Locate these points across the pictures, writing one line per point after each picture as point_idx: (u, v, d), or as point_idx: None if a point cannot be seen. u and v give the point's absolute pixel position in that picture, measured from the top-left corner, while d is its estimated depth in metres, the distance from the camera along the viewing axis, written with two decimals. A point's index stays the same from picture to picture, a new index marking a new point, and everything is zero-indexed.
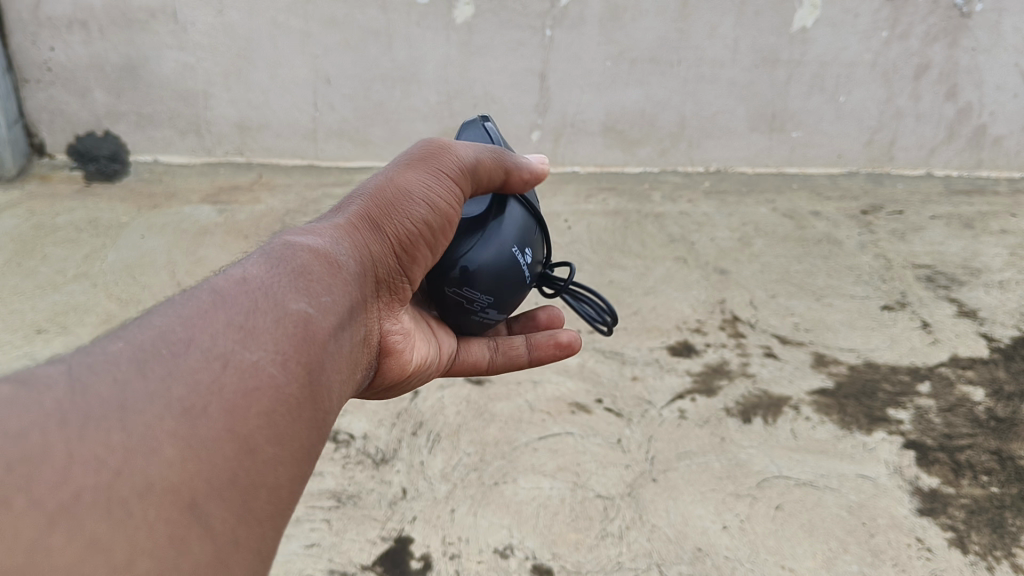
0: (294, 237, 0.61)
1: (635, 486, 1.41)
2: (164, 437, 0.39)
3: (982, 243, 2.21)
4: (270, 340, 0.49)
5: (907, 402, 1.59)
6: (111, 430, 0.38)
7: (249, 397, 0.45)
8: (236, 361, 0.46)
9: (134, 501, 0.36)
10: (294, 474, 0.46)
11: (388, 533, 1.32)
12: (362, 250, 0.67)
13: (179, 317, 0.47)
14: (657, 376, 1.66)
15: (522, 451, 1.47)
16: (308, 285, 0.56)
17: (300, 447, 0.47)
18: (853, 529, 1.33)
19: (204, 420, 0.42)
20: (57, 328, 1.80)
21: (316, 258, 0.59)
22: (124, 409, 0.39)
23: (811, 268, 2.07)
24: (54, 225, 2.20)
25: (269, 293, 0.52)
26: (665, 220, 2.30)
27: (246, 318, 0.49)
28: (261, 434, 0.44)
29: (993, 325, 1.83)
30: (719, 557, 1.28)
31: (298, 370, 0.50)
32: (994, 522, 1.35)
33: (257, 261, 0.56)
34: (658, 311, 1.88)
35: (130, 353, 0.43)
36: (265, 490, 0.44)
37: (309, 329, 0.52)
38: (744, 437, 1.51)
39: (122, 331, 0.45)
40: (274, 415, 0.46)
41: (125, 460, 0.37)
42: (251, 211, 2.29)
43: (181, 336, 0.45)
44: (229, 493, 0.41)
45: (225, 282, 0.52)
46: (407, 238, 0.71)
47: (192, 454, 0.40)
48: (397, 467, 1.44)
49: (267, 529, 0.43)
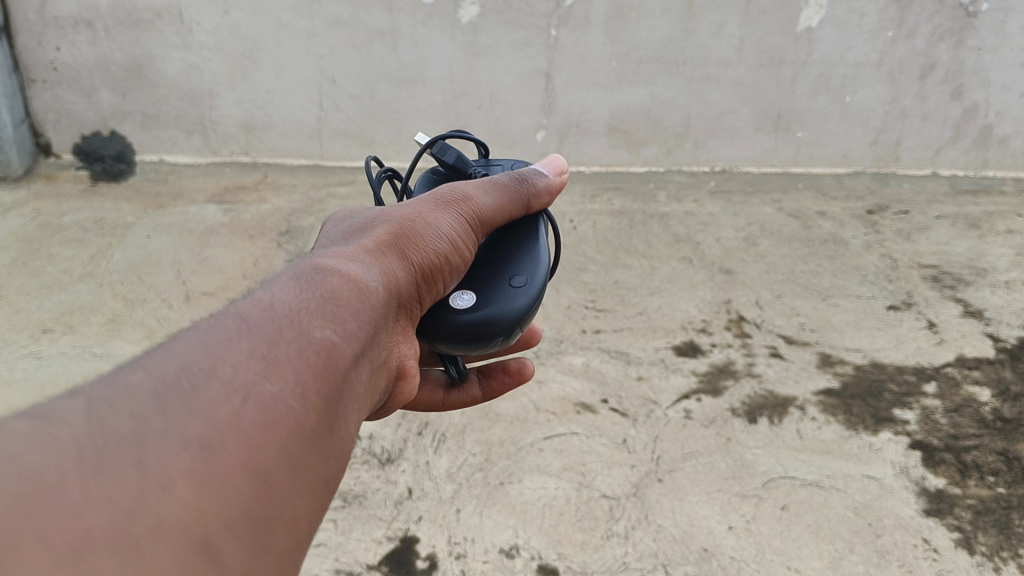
0: (329, 267, 0.58)
1: (641, 486, 1.41)
2: (178, 475, 0.39)
3: (987, 244, 2.20)
4: (292, 371, 0.47)
5: (913, 402, 1.59)
6: (127, 470, 0.38)
7: (270, 431, 0.44)
8: (257, 394, 0.44)
9: (146, 541, 0.36)
10: (309, 507, 0.46)
11: (394, 533, 1.32)
12: (393, 274, 0.63)
13: (202, 346, 0.46)
14: (663, 376, 1.66)
15: (527, 451, 1.47)
16: (334, 313, 0.54)
17: (317, 480, 0.47)
18: (858, 528, 1.33)
19: (222, 457, 0.41)
20: (62, 327, 1.80)
21: (344, 288, 0.56)
22: (141, 443, 0.39)
23: (816, 268, 2.07)
24: (60, 225, 2.21)
25: (294, 321, 0.50)
26: (670, 220, 2.30)
27: (268, 347, 0.47)
28: (278, 468, 0.43)
29: (999, 325, 1.83)
30: (725, 557, 1.28)
31: (321, 402, 0.48)
32: (1000, 522, 1.35)
33: (284, 286, 0.54)
34: (663, 311, 1.88)
35: (150, 384, 0.42)
36: (280, 523, 0.43)
37: (331, 360, 0.51)
38: (749, 437, 1.51)
39: (144, 360, 0.45)
40: (293, 450, 0.45)
41: (138, 498, 0.37)
42: (256, 211, 2.29)
43: (203, 365, 0.44)
44: (244, 529, 0.40)
45: (250, 307, 0.50)
46: (431, 266, 0.68)
47: (206, 489, 0.39)
48: (402, 467, 1.44)
49: (281, 565, 0.42)
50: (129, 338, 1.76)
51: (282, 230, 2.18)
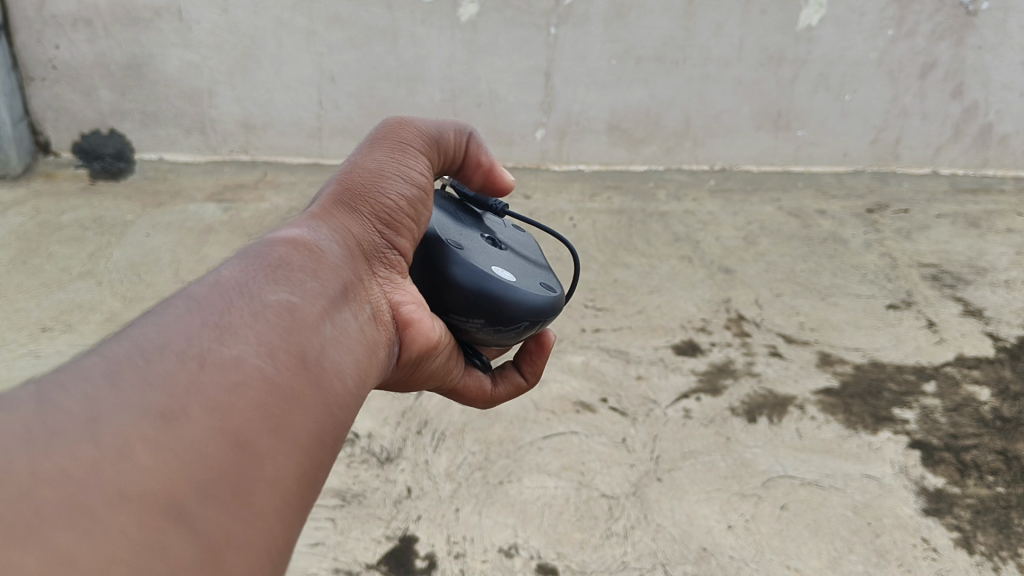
0: (267, 234, 0.58)
1: (640, 485, 1.41)
2: (137, 446, 0.36)
3: (987, 243, 2.20)
4: (252, 333, 0.46)
5: (913, 402, 1.59)
6: (78, 443, 0.35)
7: (235, 392, 0.42)
8: (215, 358, 0.43)
9: (102, 511, 0.33)
10: (297, 467, 0.44)
11: (393, 532, 1.32)
12: (346, 235, 0.63)
13: (154, 323, 0.44)
14: (662, 375, 1.66)
15: (526, 450, 1.47)
16: (288, 275, 0.53)
17: (305, 438, 0.45)
18: (858, 527, 1.33)
19: (183, 422, 0.39)
20: (61, 326, 1.80)
21: (288, 245, 0.56)
22: (94, 419, 0.36)
23: (816, 267, 2.06)
24: (58, 223, 2.20)
25: (245, 287, 0.49)
26: (670, 219, 2.30)
27: (223, 314, 0.46)
28: (252, 429, 0.42)
29: (999, 325, 1.83)
30: (724, 556, 1.28)
31: (288, 359, 0.47)
32: (1000, 522, 1.34)
33: (233, 261, 0.53)
34: (662, 310, 1.87)
35: (102, 362, 0.40)
36: (262, 484, 0.41)
37: (295, 317, 0.50)
38: (748, 436, 1.51)
39: (98, 345, 0.42)
40: (265, 409, 0.43)
41: (93, 472, 0.34)
42: (256, 209, 2.29)
43: (156, 340, 0.42)
44: (218, 493, 0.39)
45: (198, 284, 0.49)
46: (391, 220, 0.68)
47: (169, 458, 0.37)
48: (401, 466, 1.44)
49: (269, 526, 0.41)
50: None
51: None
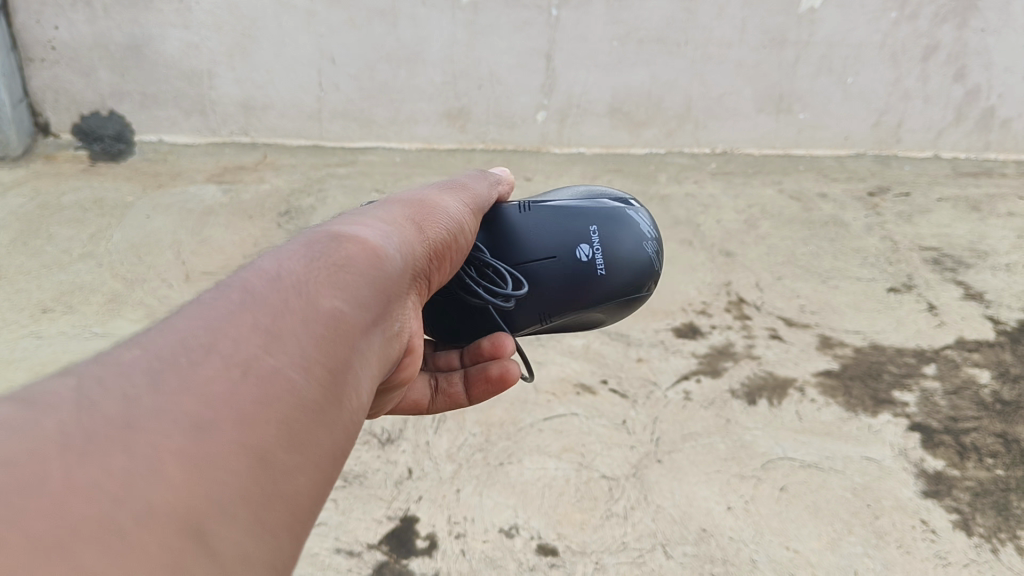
0: (327, 229, 0.58)
1: (640, 467, 1.41)
2: (170, 457, 0.37)
3: (989, 227, 2.20)
4: (295, 345, 0.46)
5: (913, 384, 1.60)
6: (115, 454, 0.36)
7: (268, 407, 0.42)
8: (256, 369, 0.43)
9: (134, 527, 0.34)
10: (312, 480, 0.44)
11: (394, 512, 1.32)
12: (403, 242, 0.62)
13: (199, 321, 0.45)
14: (662, 358, 1.66)
15: (527, 432, 1.47)
16: (342, 281, 0.52)
17: (325, 452, 0.45)
18: (857, 508, 1.34)
19: (217, 434, 0.39)
20: (63, 307, 1.80)
21: (353, 245, 0.56)
22: (130, 426, 0.37)
23: (816, 250, 2.06)
24: (59, 204, 2.20)
25: (297, 292, 0.49)
26: (671, 202, 2.29)
27: (270, 321, 0.46)
28: (278, 444, 0.42)
29: (999, 308, 1.83)
30: (723, 537, 1.29)
31: (322, 375, 0.47)
32: (999, 504, 1.35)
33: (288, 256, 0.52)
34: (663, 293, 1.88)
35: (145, 363, 0.41)
36: (282, 500, 0.41)
37: (339, 331, 0.49)
38: (748, 419, 1.51)
39: (141, 337, 0.44)
40: (294, 424, 0.43)
41: (126, 484, 0.35)
42: (256, 190, 2.29)
43: (200, 342, 0.43)
44: (242, 507, 0.39)
45: (253, 279, 0.49)
46: (434, 243, 0.67)
47: (200, 472, 0.37)
48: (402, 448, 1.44)
49: (284, 542, 0.40)
50: (129, 318, 1.76)
51: (282, 210, 2.18)
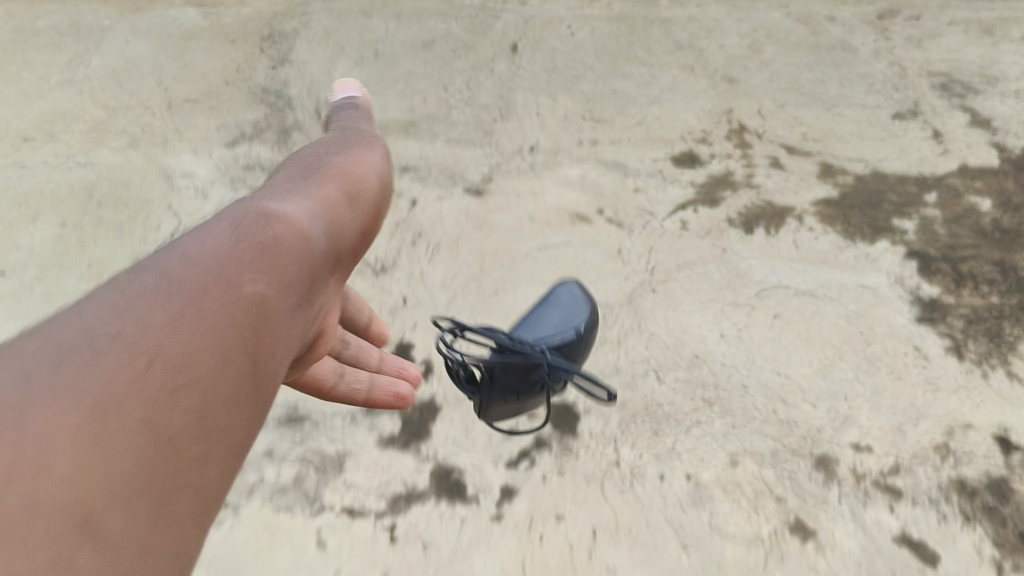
0: (257, 208, 0.82)
1: (634, 295, 1.44)
2: (75, 438, 0.54)
3: (1001, 51, 2.11)
4: (192, 338, 0.65)
5: (913, 212, 1.57)
6: (24, 439, 0.53)
7: (168, 393, 0.61)
8: (160, 359, 0.62)
9: (48, 496, 0.52)
10: (211, 466, 0.62)
11: (389, 341, 1.39)
12: (306, 235, 0.83)
13: (108, 313, 0.64)
14: (661, 187, 1.63)
15: (523, 261, 1.50)
16: (238, 288, 0.71)
17: (222, 446, 0.63)
18: (848, 333, 1.39)
19: (114, 417, 0.57)
20: (46, 137, 1.78)
21: (283, 229, 0.80)
22: (32, 408, 0.55)
23: (822, 76, 1.99)
24: (33, 28, 2.11)
25: (203, 294, 0.68)
26: (672, 26, 2.13)
27: (146, 315, 0.64)
28: (187, 439, 0.60)
29: (1006, 136, 1.79)
30: (714, 363, 1.36)
31: (211, 359, 0.65)
32: (992, 332, 1.37)
33: (178, 261, 0.72)
34: (662, 120, 1.82)
35: (51, 353, 0.60)
36: (187, 488, 0.59)
37: (232, 335, 0.68)
38: (746, 247, 1.51)
39: (44, 330, 0.63)
40: (192, 414, 0.61)
41: (35, 477, 0.52)
42: (236, 13, 2.12)
43: (98, 334, 0.62)
44: (144, 494, 0.56)
45: (150, 277, 0.69)
46: (339, 241, 0.88)
47: (103, 448, 0.55)
48: (396, 277, 1.47)
49: (178, 517, 0.58)
50: (116, 149, 1.74)
51: (264, 34, 2.04)
